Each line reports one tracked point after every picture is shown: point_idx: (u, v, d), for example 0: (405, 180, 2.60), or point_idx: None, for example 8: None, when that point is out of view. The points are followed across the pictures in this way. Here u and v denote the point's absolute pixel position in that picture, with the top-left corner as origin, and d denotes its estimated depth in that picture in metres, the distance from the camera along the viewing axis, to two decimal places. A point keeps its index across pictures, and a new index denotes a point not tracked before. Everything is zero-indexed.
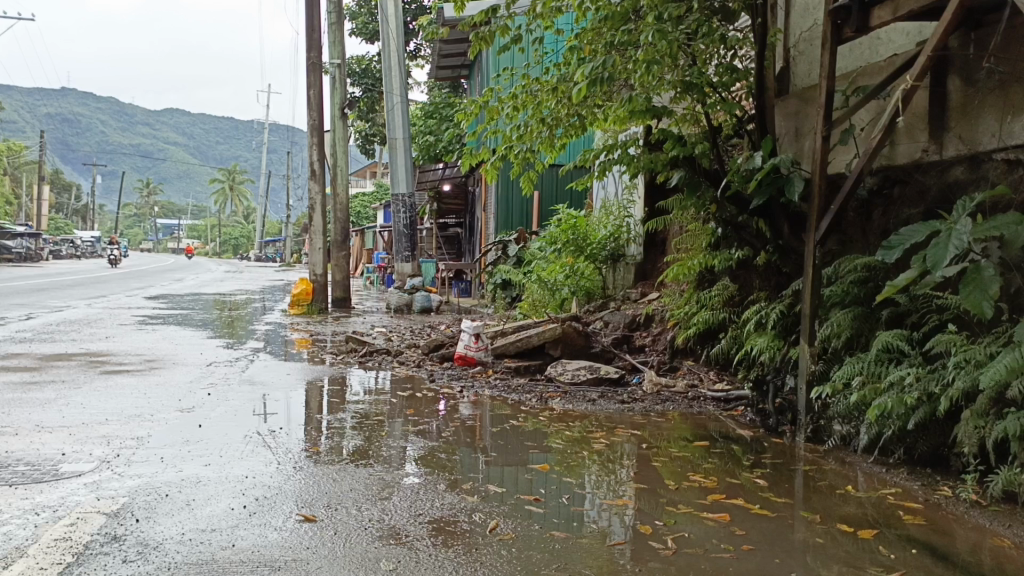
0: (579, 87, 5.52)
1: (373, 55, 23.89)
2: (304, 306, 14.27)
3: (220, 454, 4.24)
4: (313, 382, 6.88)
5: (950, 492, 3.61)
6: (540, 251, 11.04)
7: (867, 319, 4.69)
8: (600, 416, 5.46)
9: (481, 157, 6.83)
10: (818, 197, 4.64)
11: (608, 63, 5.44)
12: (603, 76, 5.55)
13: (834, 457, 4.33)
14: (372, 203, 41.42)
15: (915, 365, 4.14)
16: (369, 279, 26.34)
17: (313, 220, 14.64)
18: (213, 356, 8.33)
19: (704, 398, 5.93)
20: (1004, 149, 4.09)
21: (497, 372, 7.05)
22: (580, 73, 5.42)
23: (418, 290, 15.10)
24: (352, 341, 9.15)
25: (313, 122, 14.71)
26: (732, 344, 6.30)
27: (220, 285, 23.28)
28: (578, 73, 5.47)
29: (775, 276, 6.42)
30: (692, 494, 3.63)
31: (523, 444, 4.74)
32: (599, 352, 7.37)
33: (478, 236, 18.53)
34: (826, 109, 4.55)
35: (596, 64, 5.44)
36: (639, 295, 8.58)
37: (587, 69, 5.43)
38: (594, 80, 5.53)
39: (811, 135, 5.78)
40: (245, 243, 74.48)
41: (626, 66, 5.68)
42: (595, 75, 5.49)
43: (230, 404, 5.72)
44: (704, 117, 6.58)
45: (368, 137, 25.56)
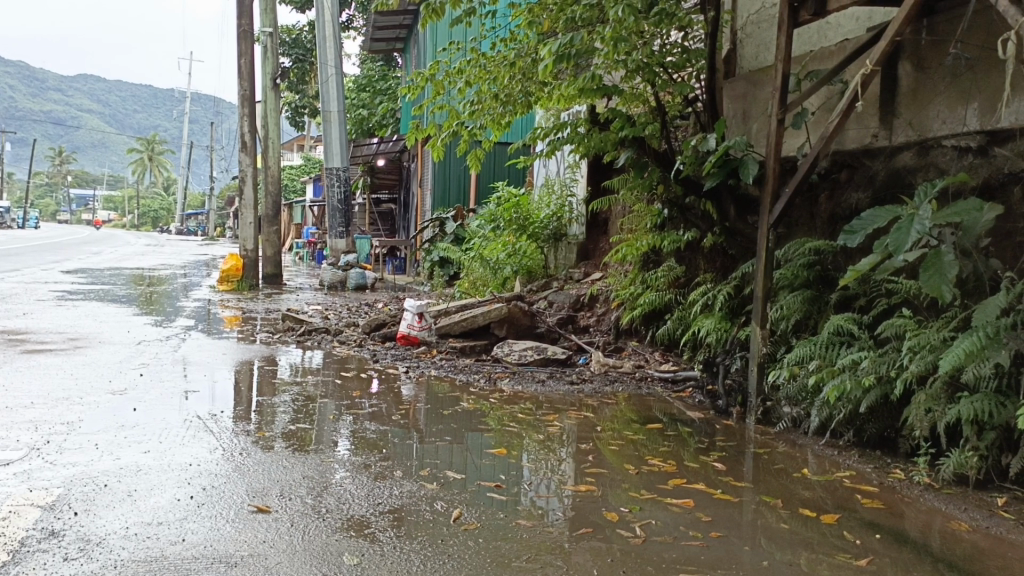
0: (545, 63, 5.22)
1: (303, 24, 23.15)
2: (233, 283, 13.78)
3: (159, 440, 4.00)
4: (249, 362, 6.61)
5: (903, 474, 3.70)
6: (480, 229, 10.88)
7: (816, 302, 4.76)
8: (550, 397, 5.41)
9: (427, 133, 6.63)
10: (772, 181, 4.65)
11: (577, 38, 5.13)
12: (570, 53, 5.25)
13: (785, 440, 4.38)
14: (301, 176, 40.34)
15: (865, 349, 4.21)
16: (299, 255, 25.75)
17: (244, 193, 14.13)
18: (141, 334, 7.93)
19: (652, 380, 5.95)
20: (954, 137, 4.15)
21: (441, 352, 6.92)
22: (548, 47, 5.11)
23: (352, 266, 14.76)
24: (287, 319, 8.86)
25: (244, 92, 14.12)
26: (677, 325, 6.32)
27: (141, 259, 22.38)
28: (545, 47, 5.14)
29: (721, 258, 6.46)
30: (653, 478, 3.61)
31: (476, 427, 4.64)
32: (543, 332, 7.32)
33: (413, 213, 18.27)
34: (781, 93, 4.54)
35: (565, 40, 5.11)
36: (582, 275, 8.56)
37: (560, 43, 5.07)
38: (560, 56, 5.24)
39: (760, 118, 5.80)
40: (165, 216, 71.86)
41: (592, 44, 5.43)
42: (561, 52, 5.16)
43: (164, 386, 5.43)
44: (653, 97, 6.53)
45: (297, 108, 24.80)
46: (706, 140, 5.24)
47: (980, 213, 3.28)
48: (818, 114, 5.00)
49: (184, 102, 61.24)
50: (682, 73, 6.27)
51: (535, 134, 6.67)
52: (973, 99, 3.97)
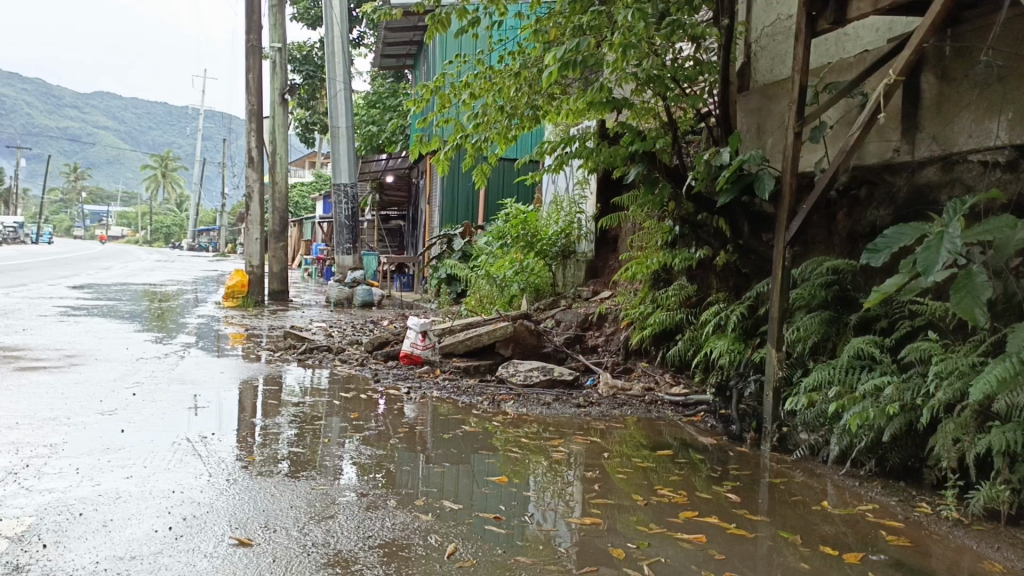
0: (550, 71, 5.00)
1: (314, 42, 23.20)
2: (239, 299, 13.63)
3: (144, 465, 3.82)
4: (247, 381, 6.42)
5: (929, 509, 3.46)
6: (487, 246, 10.70)
7: (834, 323, 4.55)
8: (556, 421, 5.20)
9: (432, 147, 6.48)
10: (789, 197, 4.45)
11: (584, 45, 4.92)
12: (576, 60, 5.07)
13: (802, 469, 4.15)
14: (311, 193, 40.38)
15: (888, 373, 3.99)
16: (308, 272, 25.64)
17: (250, 208, 14.04)
18: (140, 351, 7.78)
19: (662, 403, 5.72)
20: (981, 150, 3.95)
21: (445, 372, 6.72)
22: (553, 53, 4.91)
23: (359, 283, 14.60)
24: (290, 337, 8.70)
25: (252, 107, 14.06)
26: (689, 346, 6.10)
27: (149, 275, 22.32)
28: (549, 53, 4.93)
29: (734, 277, 6.25)
30: (663, 510, 3.39)
31: (477, 452, 4.43)
32: (550, 352, 7.10)
33: (421, 230, 18.14)
34: (799, 105, 4.36)
35: (572, 45, 4.89)
36: (591, 293, 8.37)
37: (565, 49, 4.85)
38: (566, 63, 5.03)
39: (775, 132, 5.61)
40: (176, 231, 72.09)
41: (600, 52, 5.25)
42: (567, 59, 4.97)
43: (157, 405, 5.26)
44: (664, 111, 6.36)
45: (308, 125, 24.79)
46: (719, 154, 5.05)
47: (1013, 231, 3.07)
48: (836, 128, 4.81)
49: (197, 119, 61.66)
50: (693, 86, 6.10)
51: (542, 149, 6.50)
52: (1002, 112, 3.78)
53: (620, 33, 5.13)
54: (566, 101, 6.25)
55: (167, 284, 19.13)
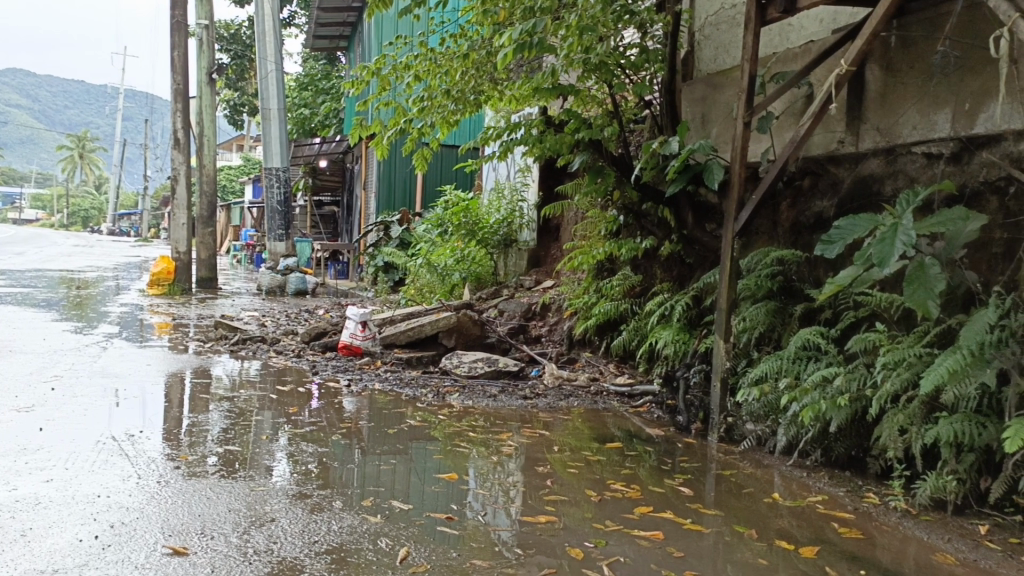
0: (506, 51, 4.79)
1: (243, 21, 22.47)
2: (165, 286, 13.07)
3: (65, 467, 3.56)
4: (176, 374, 6.12)
5: (877, 499, 3.49)
6: (427, 234, 10.50)
7: (780, 314, 4.58)
8: (503, 413, 5.10)
9: (372, 130, 6.26)
10: (738, 187, 4.42)
11: (541, 25, 4.74)
12: (533, 41, 4.86)
13: (750, 460, 4.16)
14: (240, 177, 39.24)
15: (834, 363, 4.03)
16: (238, 258, 24.92)
17: (177, 192, 13.49)
18: (58, 342, 7.35)
19: (607, 393, 5.68)
20: (925, 142, 4.02)
21: (386, 363, 6.55)
22: (508, 32, 4.71)
23: (292, 271, 14.19)
24: (221, 327, 8.36)
25: (178, 86, 13.47)
26: (633, 336, 6.08)
27: (67, 261, 21.31)
28: (506, 33, 4.73)
29: (678, 267, 6.25)
30: (617, 506, 3.33)
31: (424, 447, 4.29)
32: (494, 343, 6.99)
33: (356, 216, 17.76)
34: (748, 94, 4.33)
35: (528, 26, 4.70)
36: (533, 282, 8.30)
37: (521, 29, 4.66)
38: (522, 44, 4.83)
39: (720, 122, 5.61)
40: (96, 215, 69.18)
41: (556, 33, 5.12)
42: (524, 40, 4.78)
43: (78, 401, 4.94)
44: (608, 99, 6.30)
45: (237, 107, 23.96)
46: (669, 143, 5.00)
47: (965, 221, 3.14)
48: (782, 118, 4.83)
49: (118, 99, 58.94)
50: (638, 74, 6.04)
51: (486, 135, 6.35)
52: (946, 104, 3.85)
53: (575, 15, 5.03)
54: (510, 87, 6.12)
55: (87, 270, 18.27)
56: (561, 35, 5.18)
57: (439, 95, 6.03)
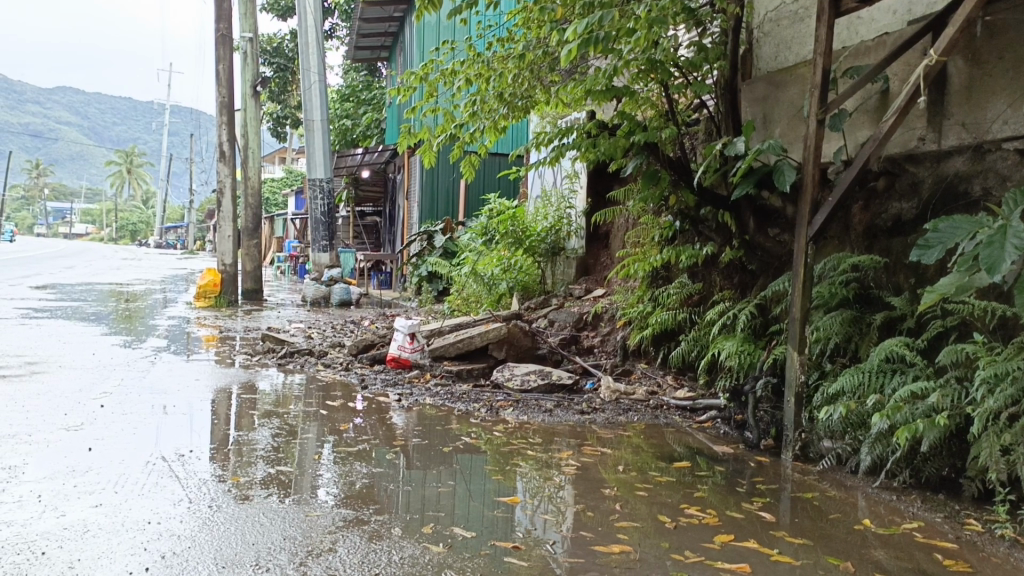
0: (570, 47, 4.49)
1: (284, 34, 22.68)
2: (211, 298, 13.11)
3: (114, 491, 3.43)
4: (224, 389, 6.02)
5: (980, 526, 3.21)
6: (472, 243, 10.35)
7: (857, 323, 4.30)
8: (561, 429, 4.88)
9: (420, 138, 6.11)
10: (812, 188, 4.15)
11: (607, 20, 4.46)
12: (599, 35, 4.58)
13: (830, 481, 3.88)
14: (282, 189, 39.66)
15: (924, 377, 3.75)
16: (281, 269, 25.10)
17: (222, 205, 13.54)
18: (108, 357, 7.31)
19: (668, 408, 5.42)
20: (1019, 137, 3.75)
21: (436, 376, 6.38)
22: (573, 27, 4.40)
23: (336, 281, 14.16)
24: (268, 340, 8.27)
25: (223, 99, 13.53)
26: (692, 347, 5.82)
27: (116, 274, 21.59)
28: (570, 28, 4.44)
29: (739, 274, 5.97)
30: (695, 534, 3.09)
31: (481, 466, 4.08)
32: (545, 354, 6.78)
33: (399, 226, 17.69)
34: (822, 90, 4.07)
35: (595, 20, 4.40)
36: (583, 291, 8.08)
37: (588, 23, 4.36)
38: (586, 40, 4.57)
39: (786, 121, 5.35)
40: (144, 228, 70.56)
41: (623, 25, 4.80)
42: (592, 33, 4.48)
43: (128, 419, 4.85)
44: (663, 100, 6.05)
45: (280, 119, 24.19)
46: (734, 143, 4.73)
47: None
48: (856, 116, 4.61)
49: (165, 114, 60.13)
50: (695, 74, 5.80)
51: (538, 140, 6.11)
52: None
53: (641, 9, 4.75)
54: (561, 90, 5.92)
55: (135, 283, 18.53)
56: (625, 31, 4.89)
57: (488, 101, 5.86)
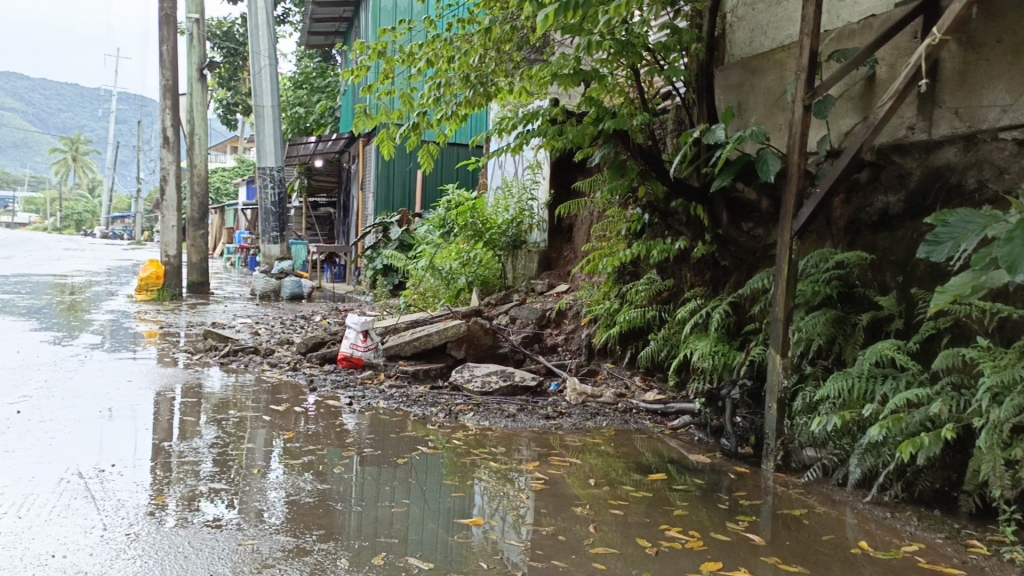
0: (543, 15, 4.10)
1: (235, 18, 21.89)
2: (154, 291, 12.49)
3: (17, 516, 2.98)
4: (160, 392, 5.53)
5: (986, 549, 2.95)
6: (429, 236, 9.95)
7: (842, 325, 4.03)
8: (525, 437, 4.53)
9: (376, 123, 5.70)
10: (799, 178, 3.85)
11: None
12: (569, 6, 4.24)
13: (817, 495, 3.60)
14: (233, 179, 38.61)
15: (917, 383, 3.50)
16: (231, 260, 24.32)
17: (166, 192, 12.88)
18: (33, 356, 6.73)
19: (638, 412, 5.10)
20: (1016, 126, 3.55)
21: (390, 377, 5.99)
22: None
23: (287, 275, 13.60)
24: (211, 337, 7.76)
25: (167, 82, 12.89)
26: (662, 346, 5.52)
27: (56, 265, 20.59)
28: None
29: (711, 270, 5.67)
30: (679, 562, 2.77)
31: (439, 480, 3.70)
32: (507, 353, 6.41)
33: (353, 218, 17.15)
34: (809, 71, 3.78)
35: None
36: (546, 287, 7.74)
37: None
38: (558, 9, 4.18)
39: (766, 110, 5.08)
40: (89, 217, 68.23)
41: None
42: (562, 2, 4.13)
43: (47, 427, 4.36)
44: (632, 87, 5.73)
45: (230, 106, 23.38)
46: (711, 131, 4.41)
47: None
48: (840, 105, 4.44)
49: (111, 99, 58.11)
50: (667, 57, 5.48)
51: (500, 128, 5.76)
52: None
53: None
54: (523, 74, 5.59)
55: (75, 274, 17.69)
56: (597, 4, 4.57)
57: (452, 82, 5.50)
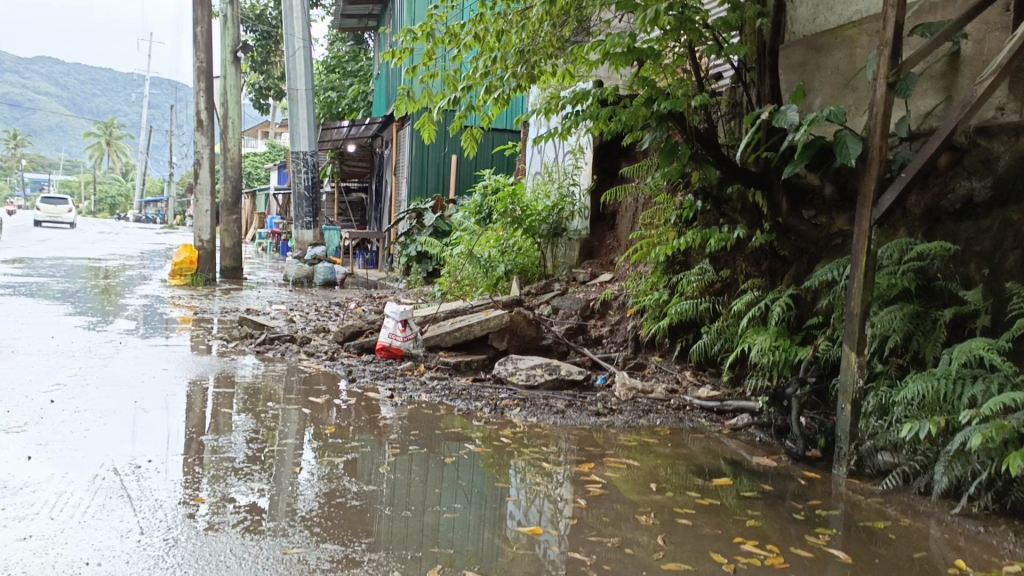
0: None
1: (267, 1, 21.79)
2: (188, 276, 12.43)
3: (50, 517, 2.83)
4: (195, 381, 5.39)
5: None
6: (465, 222, 9.74)
7: (921, 321, 3.76)
8: (575, 435, 4.32)
9: (418, 106, 5.48)
10: (880, 163, 3.56)
11: None
12: None
13: (897, 505, 3.34)
14: (265, 164, 38.77)
15: (1013, 385, 3.23)
16: (263, 245, 24.36)
17: (200, 176, 12.79)
18: (68, 342, 6.62)
19: (692, 409, 4.86)
20: None
21: (431, 368, 5.80)
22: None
23: (320, 260, 13.48)
24: (247, 324, 7.63)
25: (201, 65, 12.76)
26: (716, 340, 5.26)
27: (91, 248, 20.72)
28: None
29: (769, 260, 5.41)
30: None
31: (489, 483, 3.50)
32: (551, 345, 6.21)
33: (386, 204, 16.98)
34: (895, 47, 3.48)
35: None
36: (588, 276, 7.51)
37: None
38: None
39: (834, 91, 4.79)
40: (123, 202, 69.09)
41: None
42: None
43: (81, 419, 4.22)
44: (687, 66, 5.45)
45: (262, 90, 23.34)
46: (782, 113, 4.12)
47: None
48: (919, 84, 4.16)
49: (145, 84, 58.43)
50: (725, 35, 5.19)
51: (545, 112, 5.52)
52: None
53: None
54: (572, 54, 5.34)
55: (109, 258, 17.80)
56: None
57: (508, 57, 5.24)
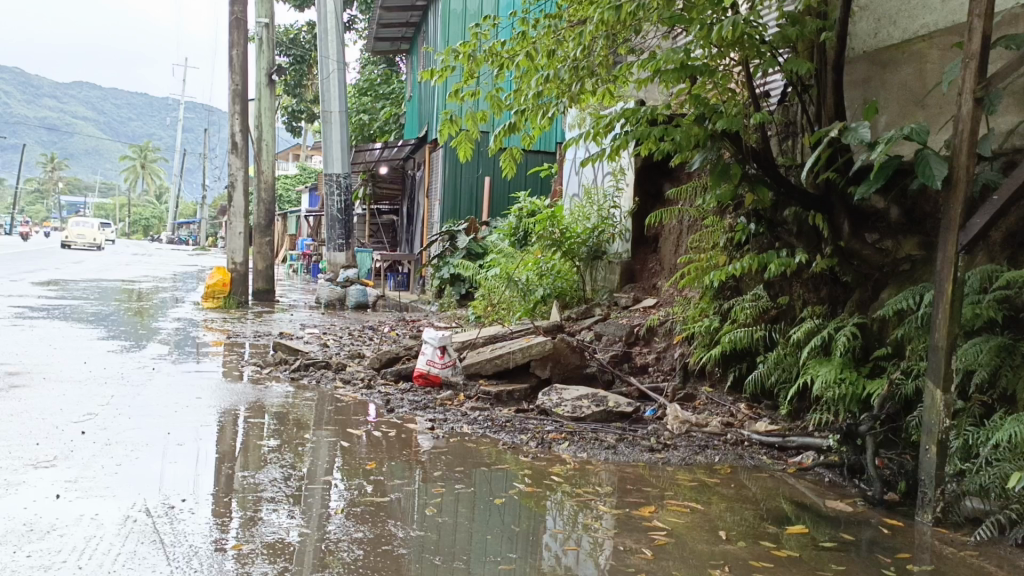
0: None
1: (300, 25, 21.95)
2: (221, 299, 12.32)
3: (78, 566, 2.63)
4: (228, 410, 5.20)
5: None
6: (500, 244, 9.54)
7: (1011, 356, 3.47)
8: (629, 473, 4.05)
9: (459, 126, 5.30)
10: (967, 184, 3.29)
11: None
12: None
13: (995, 559, 3.04)
14: (295, 186, 39.04)
15: None
16: (294, 267, 24.39)
17: (234, 198, 12.74)
18: (100, 368, 6.48)
19: (751, 445, 4.57)
20: None
21: (471, 398, 5.57)
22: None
23: (351, 282, 13.37)
24: (280, 348, 7.46)
25: (236, 87, 12.77)
26: (773, 371, 4.97)
27: (124, 270, 20.82)
28: None
29: (829, 286, 5.13)
30: None
31: (544, 528, 3.24)
32: (595, 373, 5.94)
33: (418, 227, 16.85)
34: (983, 60, 3.23)
35: None
36: (631, 300, 7.26)
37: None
38: None
39: (902, 109, 4.53)
40: (156, 224, 70.10)
41: None
42: None
43: (112, 452, 4.04)
44: (739, 84, 5.22)
45: (295, 113, 23.47)
46: (853, 129, 3.89)
47: None
48: (1001, 100, 3.89)
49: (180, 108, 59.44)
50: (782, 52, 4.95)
51: (588, 131, 5.33)
52: None
53: None
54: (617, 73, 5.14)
55: (144, 280, 17.84)
56: None
57: (558, 73, 5.01)
